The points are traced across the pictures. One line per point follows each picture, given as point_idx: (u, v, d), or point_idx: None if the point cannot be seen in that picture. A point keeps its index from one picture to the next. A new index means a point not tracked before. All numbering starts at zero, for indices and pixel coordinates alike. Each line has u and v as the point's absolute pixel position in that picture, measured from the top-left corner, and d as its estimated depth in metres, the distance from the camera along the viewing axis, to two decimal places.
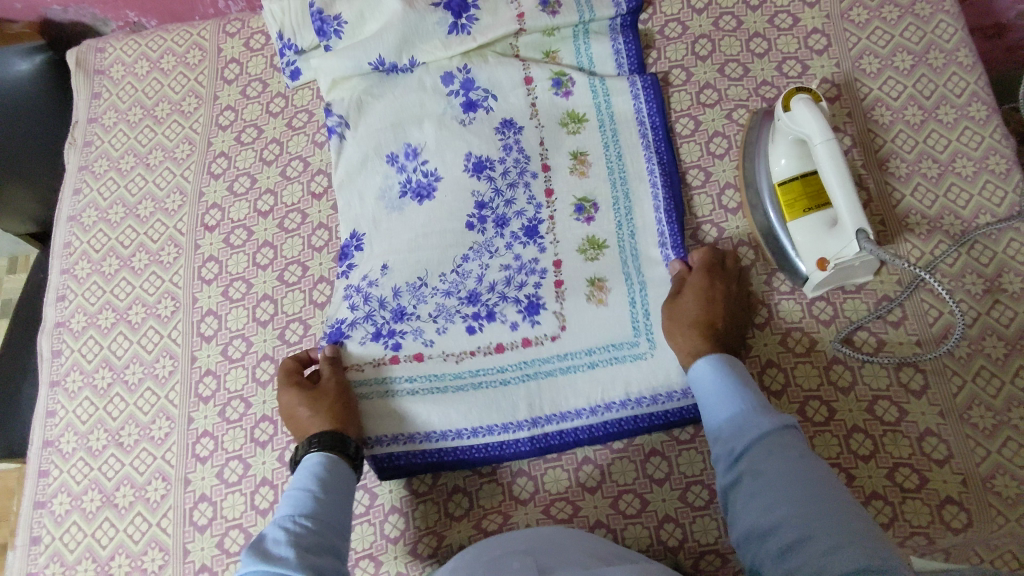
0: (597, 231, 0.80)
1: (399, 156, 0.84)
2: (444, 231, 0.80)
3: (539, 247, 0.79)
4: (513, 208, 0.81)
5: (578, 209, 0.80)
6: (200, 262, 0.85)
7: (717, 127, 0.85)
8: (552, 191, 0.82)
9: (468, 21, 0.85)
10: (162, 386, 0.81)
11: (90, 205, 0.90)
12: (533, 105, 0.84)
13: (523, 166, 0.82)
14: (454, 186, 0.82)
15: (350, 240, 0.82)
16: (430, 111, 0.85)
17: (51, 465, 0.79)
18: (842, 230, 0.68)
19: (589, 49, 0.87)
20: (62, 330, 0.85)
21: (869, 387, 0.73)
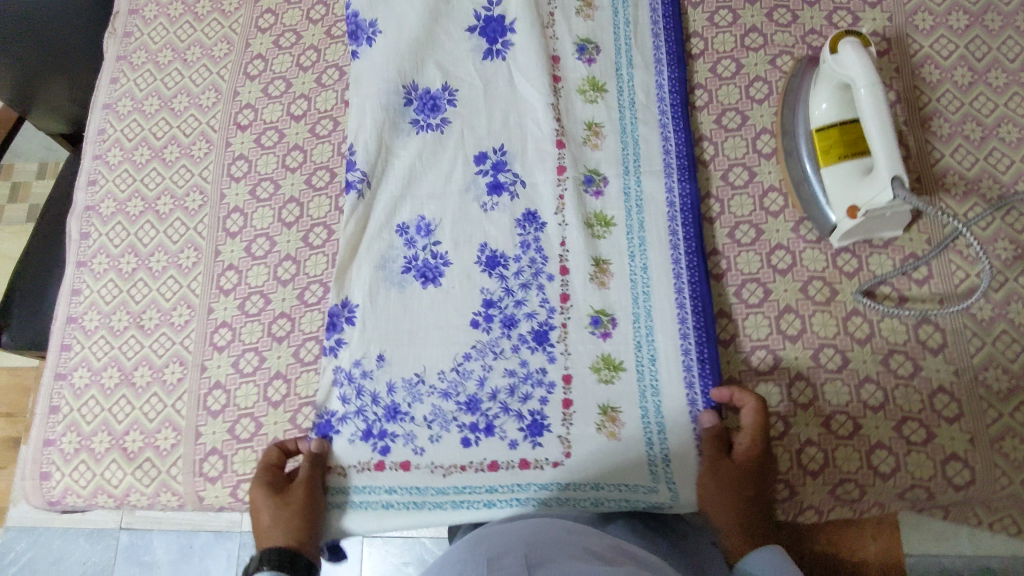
0: (615, 350, 0.73)
1: (411, 229, 0.79)
2: (445, 334, 0.75)
3: (547, 355, 0.74)
4: (523, 309, 0.76)
5: (595, 320, 0.75)
6: (230, 159, 0.86)
7: (759, 72, 0.84)
8: (568, 296, 0.76)
9: (503, 47, 0.85)
10: (185, 275, 0.82)
11: (125, 95, 0.90)
12: (561, 197, 0.79)
13: (539, 265, 0.77)
14: (463, 273, 0.77)
15: (340, 309, 0.76)
16: (452, 188, 0.80)
17: (73, 340, 0.81)
18: (876, 178, 0.68)
19: (632, 147, 0.80)
20: (90, 214, 0.86)
21: (885, 341, 0.73)
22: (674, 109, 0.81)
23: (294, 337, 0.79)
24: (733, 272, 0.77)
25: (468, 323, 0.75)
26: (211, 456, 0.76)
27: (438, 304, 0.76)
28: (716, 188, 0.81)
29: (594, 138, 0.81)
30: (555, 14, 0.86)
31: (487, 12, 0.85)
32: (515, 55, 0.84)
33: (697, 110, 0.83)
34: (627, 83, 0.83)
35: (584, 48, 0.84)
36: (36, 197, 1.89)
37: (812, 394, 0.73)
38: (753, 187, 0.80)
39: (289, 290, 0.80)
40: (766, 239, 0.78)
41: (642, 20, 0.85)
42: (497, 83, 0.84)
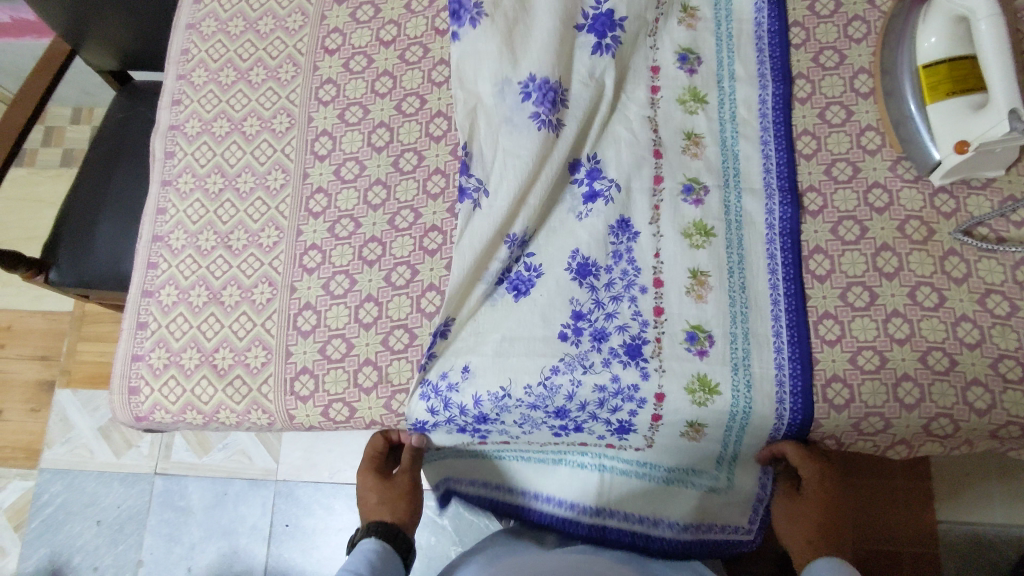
0: (710, 370, 0.71)
1: (521, 240, 0.75)
2: (534, 347, 0.73)
3: (640, 370, 0.71)
4: (615, 321, 0.73)
5: (691, 336, 0.72)
6: (318, 83, 0.85)
7: (857, 11, 0.83)
8: (662, 310, 0.73)
9: (612, 42, 0.79)
10: (273, 197, 0.82)
11: (209, 15, 0.89)
12: (656, 208, 0.76)
13: (632, 277, 0.74)
14: (552, 284, 0.75)
15: (441, 327, 0.73)
16: (553, 201, 0.78)
17: (160, 259, 0.81)
18: (992, 109, 0.67)
19: (731, 139, 0.79)
20: (175, 134, 0.85)
21: (982, 280, 0.72)
22: (777, 128, 0.79)
23: (385, 261, 0.78)
24: (829, 209, 0.77)
25: (556, 336, 0.73)
26: (302, 375, 0.75)
27: (528, 313, 0.74)
28: (812, 125, 0.80)
29: (693, 148, 0.78)
30: (661, 21, 0.82)
31: (595, 8, 0.79)
32: (624, 51, 0.79)
33: (794, 48, 0.83)
34: (727, 58, 0.82)
35: (686, 58, 0.82)
36: (73, 142, 1.87)
37: (908, 331, 0.72)
38: (850, 125, 0.79)
39: (379, 214, 0.80)
40: (863, 177, 0.77)
41: (747, 33, 0.83)
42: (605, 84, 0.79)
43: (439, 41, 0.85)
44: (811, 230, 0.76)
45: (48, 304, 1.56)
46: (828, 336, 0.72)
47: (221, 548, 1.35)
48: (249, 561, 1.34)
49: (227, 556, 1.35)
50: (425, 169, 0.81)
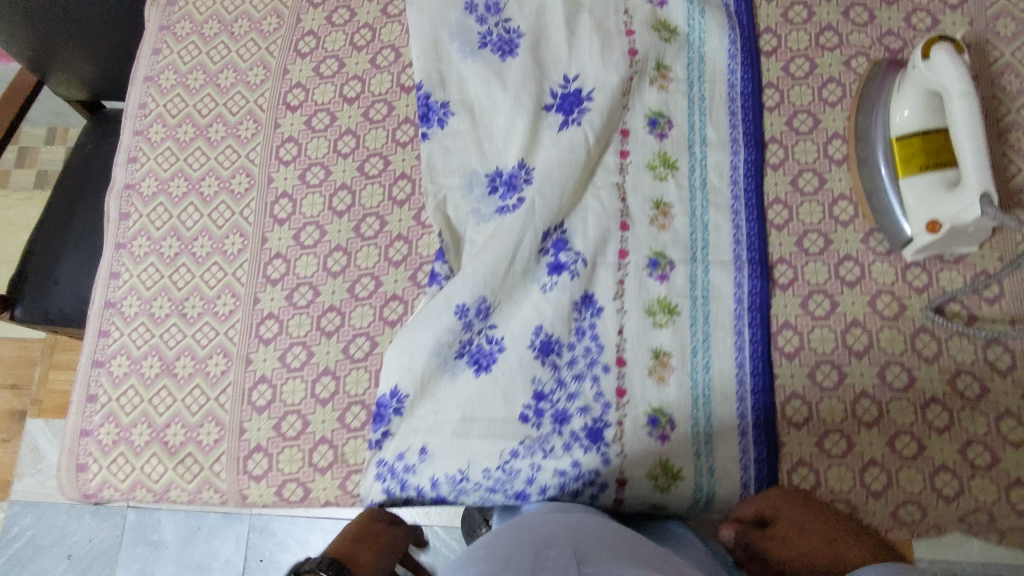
0: (672, 455, 0.70)
1: (470, 311, 0.73)
2: (494, 428, 0.71)
3: (600, 456, 0.70)
4: (576, 403, 0.72)
5: (652, 421, 0.71)
6: (279, 141, 0.82)
7: (833, 73, 0.80)
8: (625, 391, 0.72)
9: (579, 117, 0.79)
10: (230, 262, 0.79)
11: (169, 68, 0.85)
12: (620, 283, 0.75)
13: (594, 356, 0.73)
14: (514, 361, 0.73)
15: (389, 400, 0.72)
16: (520, 270, 0.75)
17: (112, 326, 0.78)
18: (964, 191, 0.65)
19: (700, 207, 0.77)
20: (130, 193, 0.83)
21: (953, 360, 0.71)
22: (748, 197, 0.77)
23: (343, 332, 0.76)
24: (799, 282, 0.75)
25: (517, 417, 0.72)
26: (256, 453, 0.73)
27: (487, 391, 0.72)
28: (784, 193, 0.78)
29: (661, 218, 0.77)
30: (633, 80, 0.80)
31: (564, 88, 0.80)
32: (592, 118, 0.77)
33: (767, 110, 0.80)
34: (699, 122, 0.79)
35: (656, 121, 0.79)
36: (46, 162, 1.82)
37: (876, 412, 0.70)
38: (823, 194, 0.77)
39: (339, 282, 0.77)
40: (834, 249, 0.75)
41: (720, 95, 0.80)
42: (574, 149, 0.76)
43: (404, 99, 0.83)
44: (780, 304, 0.74)
45: (12, 332, 1.50)
46: (794, 417, 0.71)
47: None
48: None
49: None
50: (386, 234, 0.78)
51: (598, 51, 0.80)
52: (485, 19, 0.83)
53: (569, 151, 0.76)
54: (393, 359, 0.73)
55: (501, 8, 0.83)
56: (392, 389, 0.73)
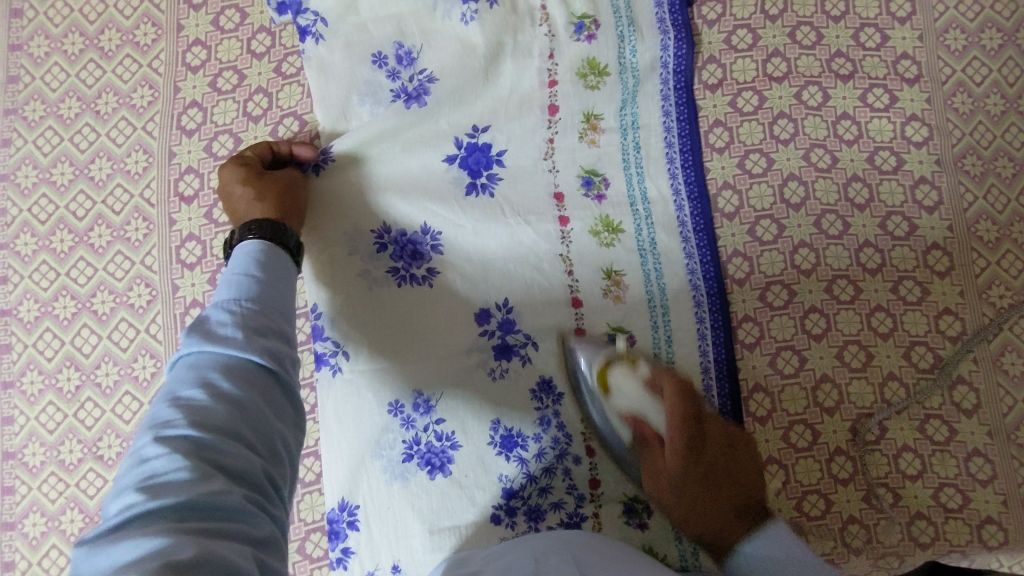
0: (656, 542, 0.67)
1: (408, 407, 0.69)
2: (463, 534, 0.67)
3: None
4: (550, 498, 0.68)
5: (628, 509, 0.68)
6: (178, 241, 0.71)
7: (783, 106, 0.75)
8: (597, 481, 0.68)
9: (490, 180, 0.72)
10: (144, 390, 0.69)
11: (25, 161, 0.73)
12: (580, 362, 0.70)
13: (563, 447, 0.69)
14: (474, 458, 0.68)
15: (341, 515, 0.68)
16: (454, 350, 0.70)
17: (16, 481, 0.69)
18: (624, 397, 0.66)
19: (654, 272, 0.71)
20: (8, 320, 0.71)
21: (922, 406, 0.70)
22: (703, 253, 0.72)
23: None
24: (766, 339, 0.72)
25: (488, 518, 0.67)
26: None
27: (448, 495, 0.67)
28: (742, 244, 0.73)
29: (614, 289, 0.71)
30: (555, 140, 0.73)
31: (472, 140, 0.72)
32: (505, 187, 0.72)
33: (716, 152, 0.75)
34: (638, 176, 0.73)
35: (590, 182, 0.73)
36: None
37: (852, 469, 0.70)
38: (783, 242, 0.73)
39: None
40: (798, 302, 0.72)
41: (655, 145, 0.73)
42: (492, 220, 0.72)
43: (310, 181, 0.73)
44: (749, 366, 0.72)
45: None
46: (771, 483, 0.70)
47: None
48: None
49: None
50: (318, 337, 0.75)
51: (515, 110, 0.73)
52: (398, 73, 0.72)
53: (489, 226, 0.71)
54: (331, 464, 0.69)
55: (414, 57, 0.72)
56: (339, 503, 0.69)
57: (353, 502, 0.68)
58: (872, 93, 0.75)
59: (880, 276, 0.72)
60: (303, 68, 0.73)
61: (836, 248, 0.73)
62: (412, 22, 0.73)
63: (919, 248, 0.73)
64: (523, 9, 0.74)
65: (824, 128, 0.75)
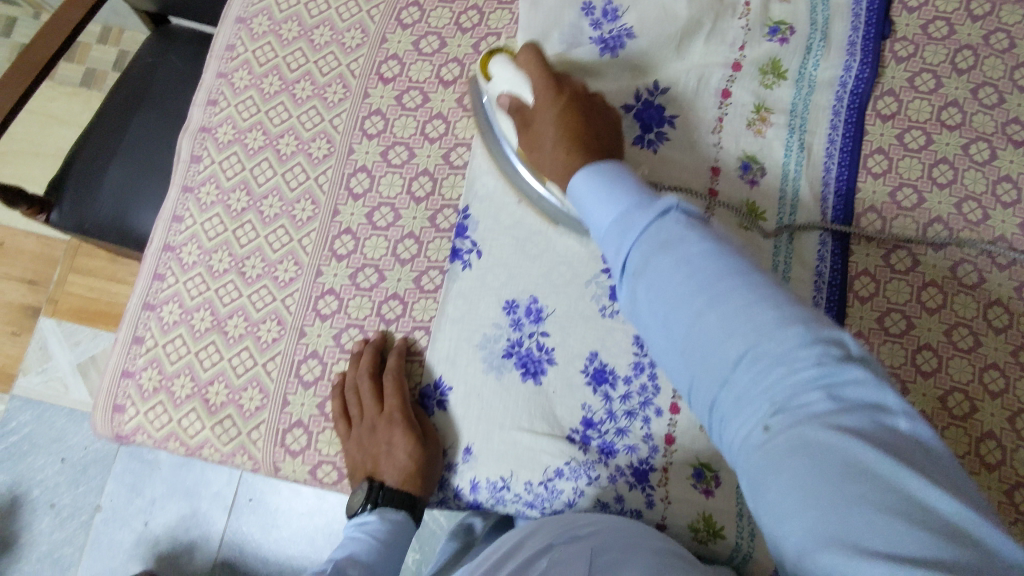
0: (717, 512, 0.67)
1: (520, 310, 0.73)
2: (538, 444, 0.70)
3: (644, 496, 0.69)
4: (625, 439, 0.70)
5: (697, 473, 0.68)
6: (366, 112, 0.80)
7: (948, 153, 0.77)
8: (674, 438, 0.69)
9: (657, 138, 0.78)
10: (297, 228, 0.77)
11: (263, 12, 0.84)
12: None
13: (648, 395, 0.71)
14: (566, 379, 0.71)
15: (433, 390, 0.73)
16: (575, 276, 0.74)
17: (168, 271, 0.77)
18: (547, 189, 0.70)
19: (783, 264, 0.75)
20: (205, 136, 0.81)
21: (1015, 472, 0.68)
22: (834, 259, 0.75)
23: (403, 322, 0.74)
24: (873, 360, 0.72)
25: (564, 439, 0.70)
26: (296, 428, 0.72)
27: (533, 399, 0.71)
28: (873, 266, 0.75)
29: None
30: (724, 119, 0.78)
31: (649, 97, 0.78)
32: (668, 148, 0.78)
33: (872, 176, 0.77)
34: (793, 173, 0.77)
35: (748, 166, 0.77)
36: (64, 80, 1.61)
37: None
38: (913, 276, 0.74)
39: (406, 271, 0.75)
40: (914, 334, 0.72)
41: (816, 152, 0.77)
42: (644, 173, 0.77)
43: (464, 123, 0.79)
44: None
45: (42, 226, 1.44)
46: None
47: (181, 510, 1.25)
48: (206, 528, 1.24)
49: (185, 518, 1.24)
50: None
51: (695, 84, 0.78)
52: (601, 24, 0.79)
53: (640, 178, 0.77)
54: (436, 345, 0.73)
55: (619, 14, 0.79)
56: (435, 380, 0.73)
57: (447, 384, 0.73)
58: None
59: (1004, 336, 0.72)
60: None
61: (965, 297, 0.73)
62: None
63: None
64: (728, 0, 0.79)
65: (983, 184, 0.76)
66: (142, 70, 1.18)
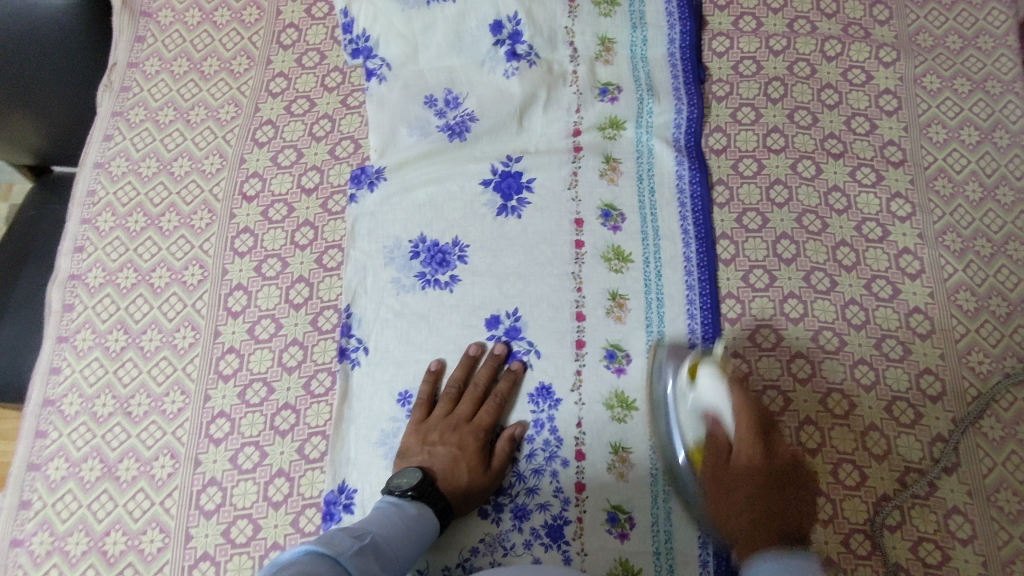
0: (633, 554, 0.70)
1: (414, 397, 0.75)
2: (452, 525, 0.71)
3: (561, 553, 0.70)
4: (536, 498, 0.71)
5: (611, 518, 0.71)
6: (234, 232, 0.82)
7: (779, 174, 0.84)
8: (584, 486, 0.72)
9: (519, 204, 0.82)
10: (180, 357, 0.77)
11: (120, 154, 0.86)
12: (578, 373, 0.75)
13: (553, 449, 0.73)
14: None
15: (337, 496, 0.70)
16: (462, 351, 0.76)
17: (50, 426, 0.75)
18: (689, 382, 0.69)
19: (656, 300, 0.78)
20: (75, 283, 0.81)
21: (902, 458, 0.73)
22: (702, 286, 0.78)
23: (298, 431, 0.74)
24: (753, 376, 0.76)
25: (477, 513, 0.71)
26: (202, 562, 0.70)
27: None
28: (736, 287, 0.80)
29: (618, 310, 0.78)
30: (578, 174, 0.83)
31: (505, 167, 0.83)
32: (529, 212, 0.81)
33: (718, 205, 0.83)
34: (650, 215, 0.81)
35: (608, 214, 0.81)
36: None
37: (831, 510, 0.71)
38: (773, 290, 0.79)
39: (295, 377, 0.76)
40: (786, 345, 0.77)
41: (667, 191, 0.82)
42: (510, 239, 0.80)
43: (332, 225, 0.82)
44: None
45: None
46: None
47: None
48: None
49: None
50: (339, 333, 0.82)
51: (544, 148, 0.84)
52: (445, 113, 0.84)
53: (508, 243, 0.80)
54: (335, 449, 0.72)
55: (460, 101, 0.84)
56: (338, 485, 0.71)
57: (352, 487, 0.71)
58: (860, 171, 0.84)
59: (864, 331, 0.77)
60: (365, 102, 0.86)
61: (823, 301, 0.79)
62: (462, 74, 0.85)
63: (902, 310, 0.78)
64: (557, 72, 0.86)
65: (816, 197, 0.83)
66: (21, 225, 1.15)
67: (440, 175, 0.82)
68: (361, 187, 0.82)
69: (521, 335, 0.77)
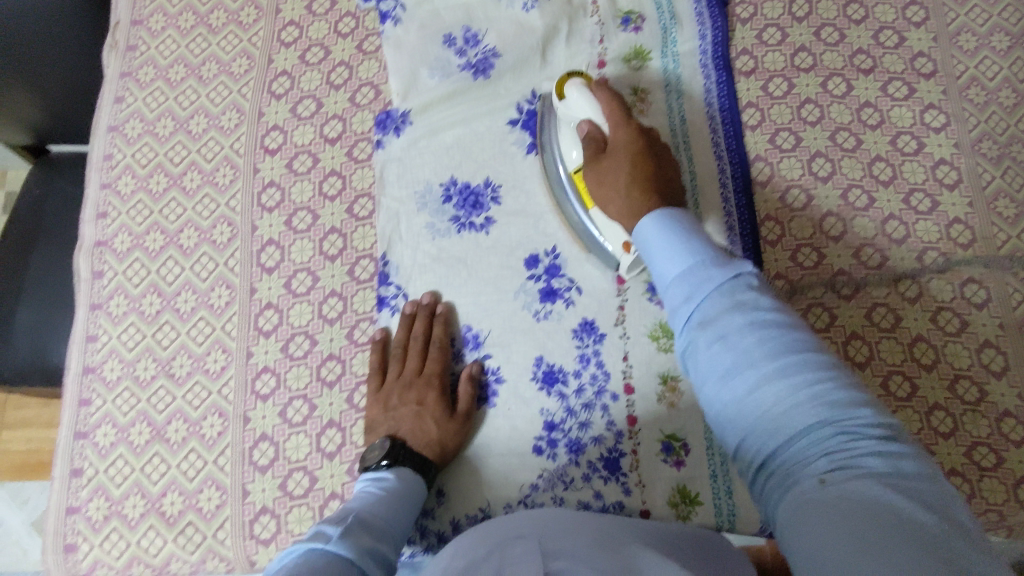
0: (691, 482, 0.68)
1: (460, 343, 0.74)
2: (508, 463, 0.71)
3: (621, 485, 0.69)
4: (589, 432, 0.70)
5: (666, 447, 0.69)
6: (260, 186, 0.80)
7: (810, 93, 0.82)
8: (635, 418, 0.70)
9: None
10: (218, 316, 0.76)
11: (134, 115, 0.84)
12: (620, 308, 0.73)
13: (601, 384, 0.71)
14: (518, 394, 0.72)
15: None
16: (503, 292, 0.75)
17: (93, 394, 0.74)
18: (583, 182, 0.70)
19: None
20: (103, 250, 0.79)
21: (951, 365, 0.73)
22: (742, 213, 0.77)
23: (345, 381, 0.73)
24: (797, 296, 0.76)
25: (533, 450, 0.71)
26: (262, 516, 0.69)
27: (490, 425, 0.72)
28: (774, 210, 0.79)
29: None
30: None
31: (532, 104, 0.80)
32: None
33: (749, 129, 0.82)
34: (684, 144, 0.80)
35: None
36: None
37: None
38: (812, 210, 0.79)
39: (337, 328, 0.75)
40: (827, 264, 0.77)
41: (698, 119, 0.81)
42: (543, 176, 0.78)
43: (360, 174, 0.80)
44: None
45: None
46: None
47: None
48: None
49: None
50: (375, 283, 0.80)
51: None
52: (465, 51, 0.82)
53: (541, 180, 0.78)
54: None
55: (480, 38, 0.82)
56: None
57: None
58: (891, 85, 0.82)
59: (905, 245, 0.77)
60: (382, 46, 0.83)
61: (862, 218, 0.78)
62: (479, 10, 0.83)
63: (942, 221, 0.77)
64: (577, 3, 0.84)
65: (848, 114, 0.81)
66: (26, 202, 1.09)
67: (467, 116, 0.80)
68: (387, 133, 0.80)
69: (562, 271, 0.75)
